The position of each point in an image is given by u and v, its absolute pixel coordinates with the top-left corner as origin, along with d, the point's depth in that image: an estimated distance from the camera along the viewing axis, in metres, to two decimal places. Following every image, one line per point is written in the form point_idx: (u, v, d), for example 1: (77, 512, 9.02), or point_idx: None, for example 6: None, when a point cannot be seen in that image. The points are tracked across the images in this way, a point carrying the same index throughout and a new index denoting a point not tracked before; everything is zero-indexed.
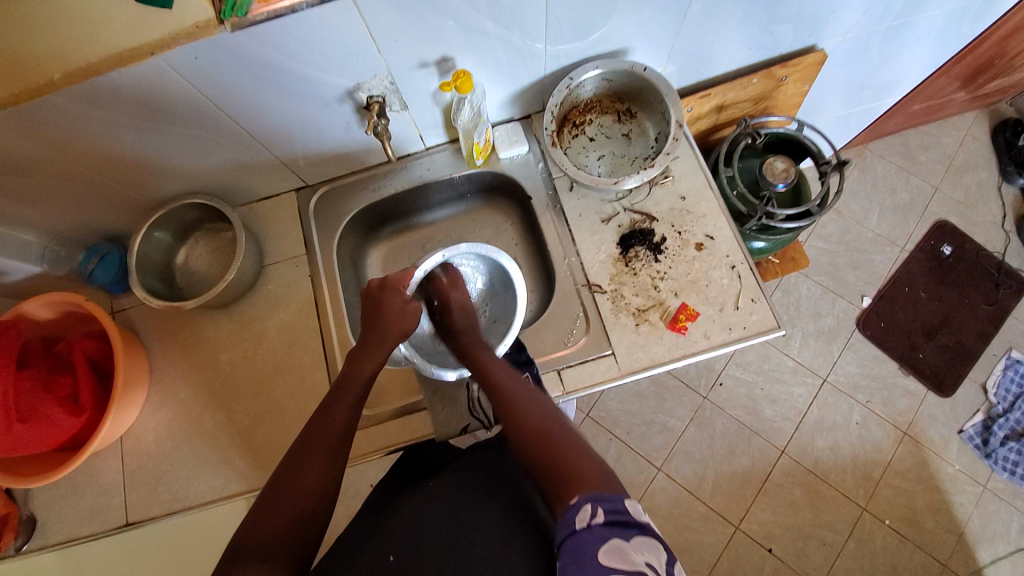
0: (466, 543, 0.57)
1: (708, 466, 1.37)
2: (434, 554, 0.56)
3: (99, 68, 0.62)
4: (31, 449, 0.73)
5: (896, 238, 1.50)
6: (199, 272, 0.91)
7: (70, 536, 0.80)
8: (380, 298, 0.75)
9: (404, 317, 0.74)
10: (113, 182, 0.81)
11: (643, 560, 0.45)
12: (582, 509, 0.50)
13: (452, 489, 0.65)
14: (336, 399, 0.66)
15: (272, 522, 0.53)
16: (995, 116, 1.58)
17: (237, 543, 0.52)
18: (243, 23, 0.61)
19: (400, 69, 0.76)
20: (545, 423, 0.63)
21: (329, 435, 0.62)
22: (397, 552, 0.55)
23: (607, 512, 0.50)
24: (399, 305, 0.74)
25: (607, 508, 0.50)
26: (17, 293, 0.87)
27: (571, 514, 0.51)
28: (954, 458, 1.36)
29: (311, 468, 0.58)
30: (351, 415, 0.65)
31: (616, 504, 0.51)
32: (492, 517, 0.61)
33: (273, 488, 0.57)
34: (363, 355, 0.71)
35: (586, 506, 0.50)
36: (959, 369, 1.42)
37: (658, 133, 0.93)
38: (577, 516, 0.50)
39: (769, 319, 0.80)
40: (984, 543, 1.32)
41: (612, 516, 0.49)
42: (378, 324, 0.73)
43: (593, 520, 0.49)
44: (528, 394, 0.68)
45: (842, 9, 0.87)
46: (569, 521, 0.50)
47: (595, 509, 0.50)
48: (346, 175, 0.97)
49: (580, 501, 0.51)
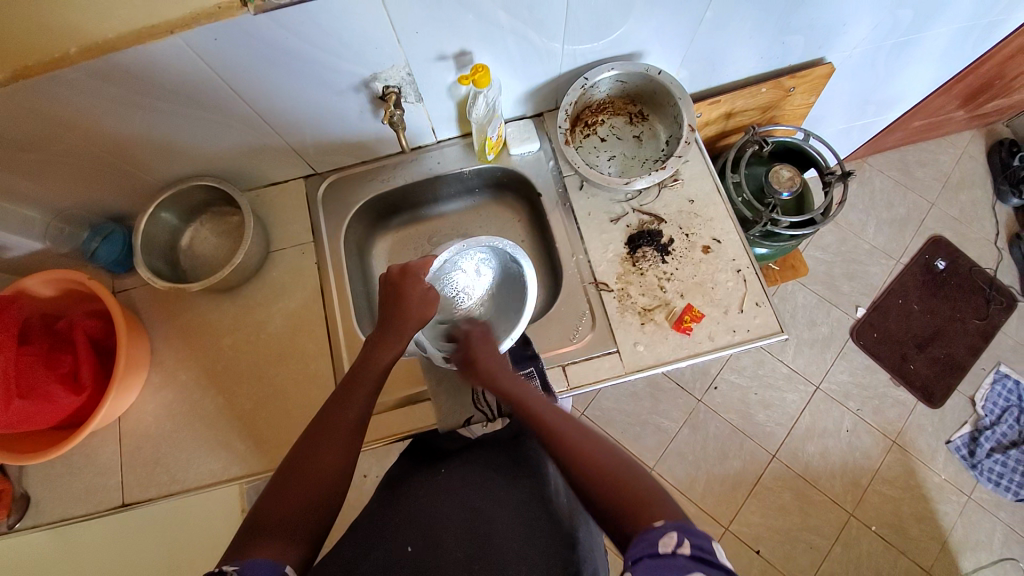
0: (485, 532, 0.58)
1: (700, 468, 1.39)
2: (453, 544, 0.56)
3: (117, 44, 0.61)
4: (28, 425, 0.72)
5: (892, 251, 1.53)
6: (204, 255, 0.91)
7: (66, 514, 0.79)
8: (402, 285, 0.74)
9: (426, 305, 0.74)
10: (122, 161, 0.80)
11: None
12: (667, 534, 0.44)
13: (465, 482, 0.65)
14: (353, 386, 0.66)
15: (290, 503, 0.54)
16: (991, 136, 1.62)
17: (253, 522, 0.52)
18: (266, 7, 0.61)
19: (419, 61, 0.76)
20: (590, 447, 0.55)
21: (344, 423, 0.61)
22: (415, 544, 0.56)
23: (695, 546, 0.42)
24: (420, 293, 0.74)
25: (694, 542, 0.42)
26: (18, 270, 0.86)
27: (652, 536, 0.44)
28: (941, 467, 1.39)
29: (328, 452, 0.59)
30: (366, 405, 0.64)
31: (704, 540, 0.42)
32: (508, 509, 0.62)
33: (286, 471, 0.57)
34: (382, 343, 0.70)
35: (672, 532, 0.43)
36: (948, 382, 1.44)
37: (669, 136, 0.94)
38: (660, 540, 0.43)
39: (772, 323, 0.82)
40: (966, 551, 1.35)
41: (700, 553, 0.41)
42: (401, 309, 0.72)
43: (677, 550, 0.42)
44: (563, 419, 0.60)
45: (852, 23, 0.89)
46: (651, 542, 0.44)
47: (682, 540, 0.43)
48: (357, 165, 0.97)
49: (663, 525, 0.45)
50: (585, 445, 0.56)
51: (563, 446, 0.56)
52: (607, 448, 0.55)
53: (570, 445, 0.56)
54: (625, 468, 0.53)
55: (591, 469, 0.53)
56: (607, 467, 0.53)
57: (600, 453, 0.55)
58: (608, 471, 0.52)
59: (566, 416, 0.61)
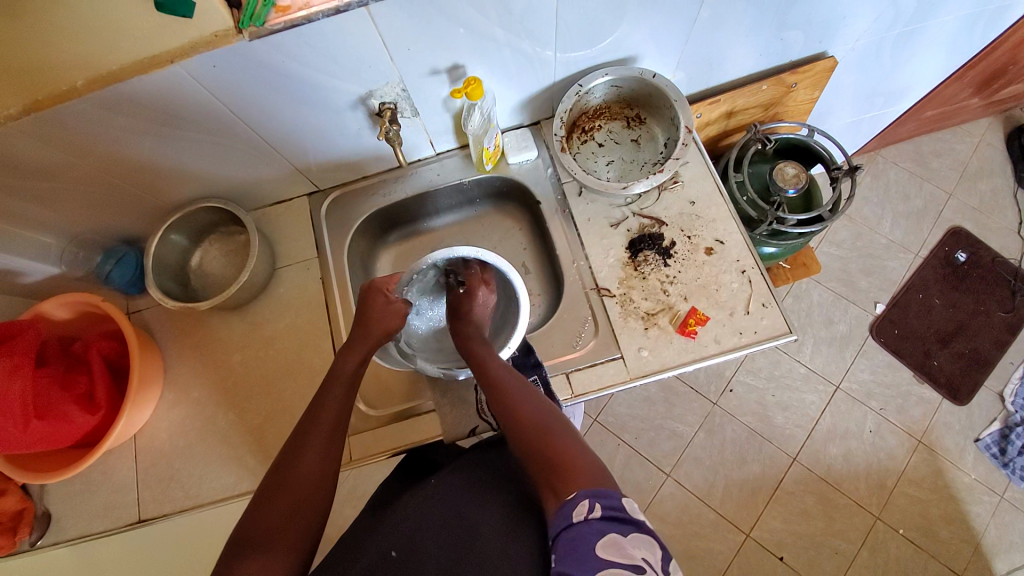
0: (468, 540, 0.58)
1: (718, 473, 1.36)
2: (435, 550, 0.57)
3: (120, 75, 0.63)
4: (45, 445, 0.74)
5: (910, 245, 1.49)
6: (212, 274, 0.93)
7: (83, 531, 0.81)
8: (368, 297, 0.77)
9: (390, 317, 0.75)
10: (131, 186, 0.82)
11: (639, 555, 0.46)
12: (579, 504, 0.50)
13: (451, 487, 0.65)
14: (329, 391, 0.67)
15: (275, 510, 0.55)
16: (1009, 122, 1.57)
17: (241, 535, 0.54)
18: (261, 32, 0.63)
19: (412, 77, 0.77)
20: (539, 415, 0.63)
21: (327, 433, 0.62)
22: (399, 548, 0.56)
23: (605, 508, 0.49)
24: (382, 304, 0.76)
25: (604, 504, 0.50)
26: (36, 293, 0.89)
27: (567, 508, 0.51)
28: (970, 467, 1.34)
29: (309, 457, 0.60)
30: (343, 409, 0.66)
31: (614, 500, 0.50)
32: (494, 513, 0.62)
33: (270, 484, 0.58)
34: (348, 351, 0.72)
35: (584, 501, 0.50)
36: (974, 378, 1.40)
37: (667, 138, 0.93)
38: (574, 510, 0.50)
39: (781, 324, 0.80)
40: (1000, 554, 1.29)
41: (610, 512, 0.49)
42: (365, 320, 0.75)
43: (590, 515, 0.49)
44: (519, 385, 0.67)
45: (852, 15, 0.87)
46: (567, 515, 0.50)
47: (593, 504, 0.50)
48: (357, 181, 0.98)
49: (576, 496, 0.51)
50: (534, 411, 0.63)
51: (517, 407, 0.64)
52: (553, 414, 0.63)
53: (520, 408, 0.64)
54: (566, 435, 0.60)
55: (536, 432, 0.60)
56: (549, 431, 0.60)
57: (546, 419, 0.62)
58: (552, 436, 0.60)
59: (541, 402, 0.65)
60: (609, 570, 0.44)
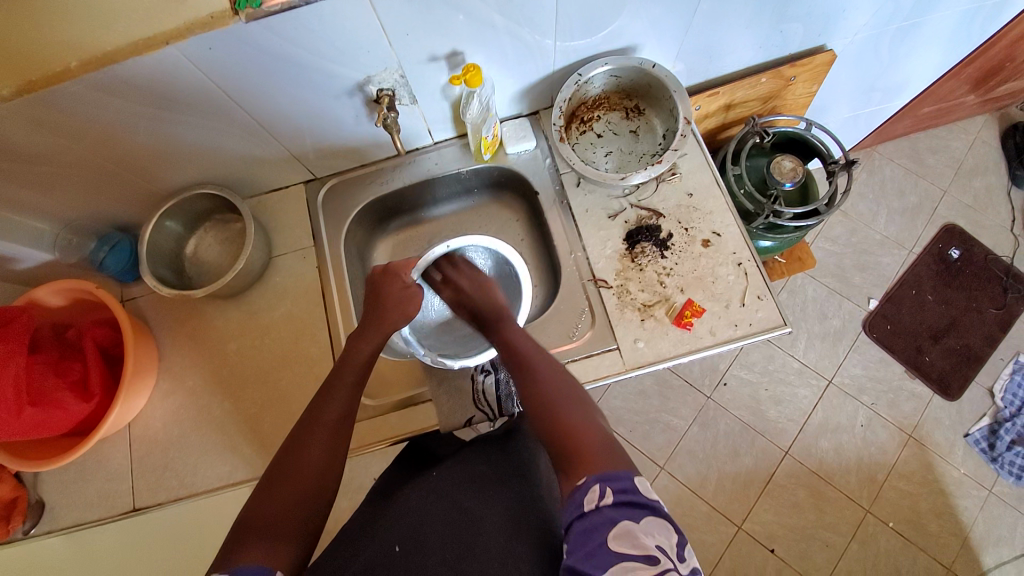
0: (471, 532, 0.58)
1: (711, 466, 1.37)
2: (438, 543, 0.56)
3: (116, 56, 0.62)
4: (38, 432, 0.74)
5: (904, 241, 1.50)
6: (208, 261, 0.92)
7: (77, 519, 0.81)
8: (381, 282, 0.78)
9: (404, 305, 0.76)
10: (126, 171, 0.82)
11: (653, 544, 0.45)
12: (589, 491, 0.50)
13: (453, 484, 0.66)
14: (334, 382, 0.67)
15: (279, 500, 0.55)
16: (1004, 120, 1.58)
17: (243, 522, 0.53)
18: (258, 15, 0.62)
19: (410, 63, 0.77)
20: (561, 393, 0.63)
21: (328, 421, 0.62)
22: (403, 543, 0.56)
23: (615, 491, 0.49)
24: (397, 290, 0.77)
25: (615, 488, 0.49)
26: (29, 281, 0.89)
27: (578, 496, 0.50)
28: (960, 461, 1.36)
29: (312, 448, 0.60)
30: (351, 401, 0.66)
31: (624, 482, 0.50)
32: (497, 508, 0.62)
33: (275, 473, 0.58)
34: (358, 340, 0.72)
35: (595, 487, 0.50)
36: (965, 373, 1.41)
37: (666, 129, 0.93)
38: (585, 498, 0.49)
39: (776, 316, 0.81)
40: (988, 547, 1.31)
41: (622, 496, 0.48)
42: (379, 303, 0.76)
43: (601, 502, 0.48)
44: (550, 367, 0.68)
45: (851, 9, 0.87)
46: (578, 502, 0.50)
47: (604, 490, 0.49)
48: (356, 169, 0.98)
49: (587, 483, 0.51)
50: (558, 392, 0.63)
51: (543, 388, 0.64)
52: (576, 398, 0.63)
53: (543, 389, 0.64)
54: (585, 418, 0.60)
55: (553, 414, 0.61)
56: (564, 410, 0.61)
57: (566, 401, 0.62)
58: (566, 418, 0.60)
59: (569, 382, 0.65)
60: (622, 564, 0.43)
